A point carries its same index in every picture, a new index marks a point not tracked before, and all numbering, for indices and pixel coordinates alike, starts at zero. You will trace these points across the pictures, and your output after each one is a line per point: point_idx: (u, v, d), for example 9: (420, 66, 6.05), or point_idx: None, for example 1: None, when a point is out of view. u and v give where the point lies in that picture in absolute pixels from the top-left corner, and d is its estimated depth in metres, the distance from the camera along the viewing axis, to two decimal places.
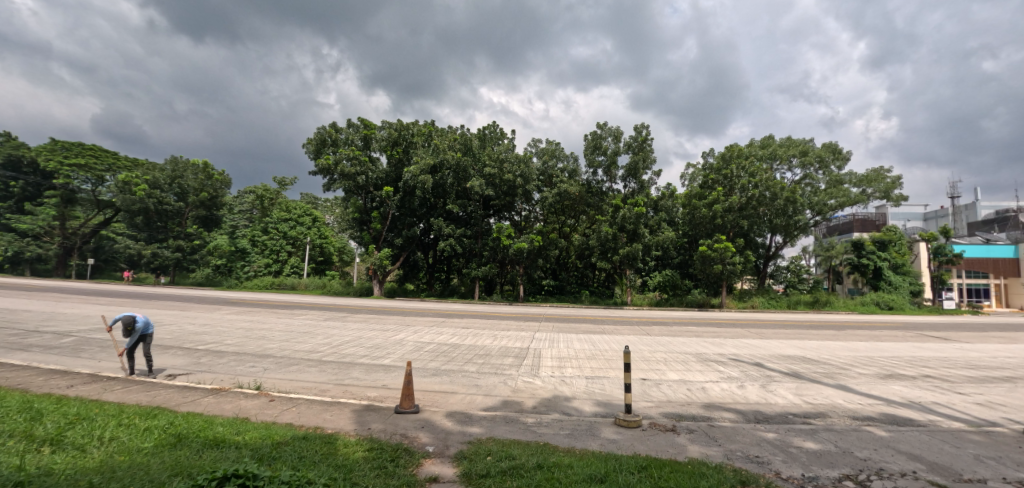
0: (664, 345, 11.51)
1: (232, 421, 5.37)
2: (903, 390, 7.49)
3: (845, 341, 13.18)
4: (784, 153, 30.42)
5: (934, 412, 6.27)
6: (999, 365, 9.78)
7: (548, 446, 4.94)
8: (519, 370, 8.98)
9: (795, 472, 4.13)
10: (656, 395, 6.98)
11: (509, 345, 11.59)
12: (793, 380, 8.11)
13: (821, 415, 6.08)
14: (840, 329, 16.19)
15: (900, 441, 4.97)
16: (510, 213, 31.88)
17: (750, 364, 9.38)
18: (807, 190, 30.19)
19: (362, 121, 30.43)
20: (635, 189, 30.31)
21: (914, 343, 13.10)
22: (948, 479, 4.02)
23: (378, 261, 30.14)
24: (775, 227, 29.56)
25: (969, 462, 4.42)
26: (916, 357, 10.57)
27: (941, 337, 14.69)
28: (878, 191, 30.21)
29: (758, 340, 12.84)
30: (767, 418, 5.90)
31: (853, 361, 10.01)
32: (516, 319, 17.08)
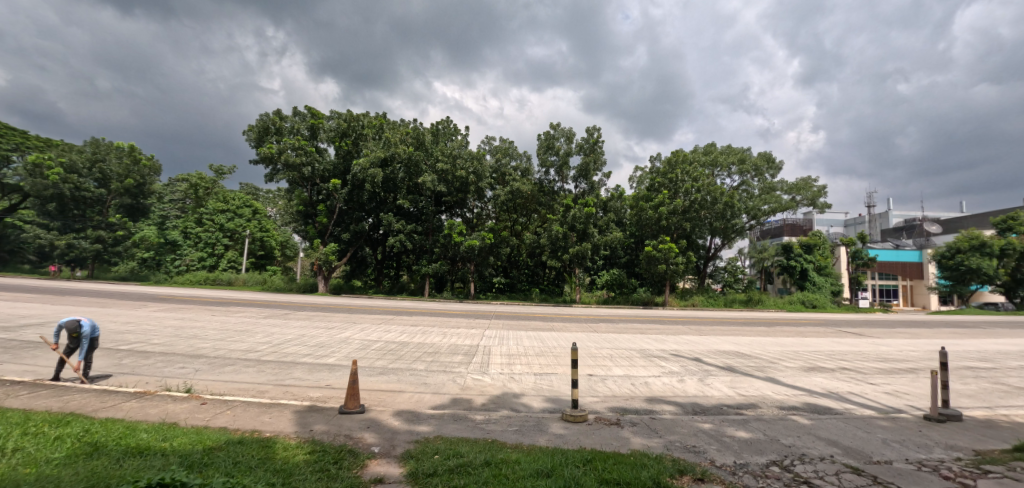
0: (610, 342, 11.85)
1: (158, 427, 4.97)
2: (823, 381, 8.15)
3: (774, 337, 14.15)
4: (725, 161, 32.16)
5: (849, 401, 6.87)
6: (903, 358, 10.88)
7: (496, 442, 4.95)
8: (468, 368, 8.93)
9: (727, 459, 4.37)
10: (601, 390, 7.17)
11: (459, 342, 11.50)
12: (727, 373, 8.60)
13: (751, 406, 6.50)
14: (770, 326, 17.39)
15: (820, 428, 5.40)
16: (462, 210, 31.64)
17: (689, 359, 9.85)
18: (744, 195, 32.11)
19: (309, 110, 29.13)
20: (586, 190, 31.09)
21: (833, 338, 14.28)
22: (859, 461, 4.40)
23: (324, 257, 28.90)
24: (714, 230, 31.04)
25: (878, 445, 4.87)
26: (835, 351, 11.52)
27: (856, 332, 16.12)
28: (806, 199, 32.59)
29: (697, 337, 13.52)
30: (704, 410, 6.23)
31: (781, 355, 10.76)
32: (466, 317, 16.97)
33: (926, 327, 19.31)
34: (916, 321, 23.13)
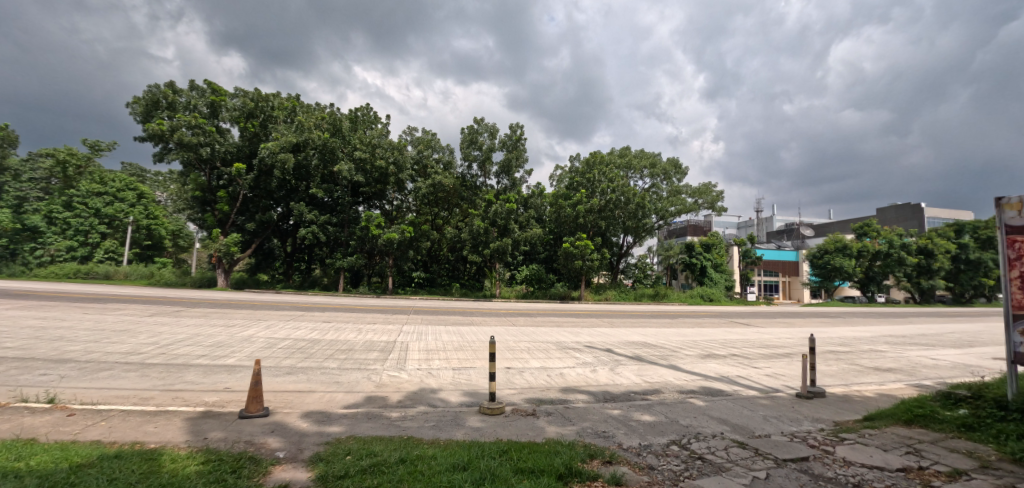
0: (528, 335, 12.13)
1: (7, 445, 4.21)
2: (716, 367, 9.02)
3: (676, 328, 15.39)
4: (638, 164, 34.27)
5: (737, 383, 7.67)
6: (780, 344, 12.37)
7: (412, 439, 4.85)
8: (384, 364, 8.66)
9: (633, 442, 4.66)
10: (519, 382, 7.32)
11: (375, 339, 11.10)
12: (635, 362, 9.19)
13: (655, 391, 7.01)
14: (673, 318, 18.87)
15: (713, 409, 5.96)
16: (381, 201, 30.56)
17: (601, 350, 10.38)
18: (654, 196, 34.49)
19: (209, 85, 26.39)
20: (507, 186, 31.49)
21: (725, 328, 15.85)
22: (744, 436, 4.92)
23: (224, 248, 26.36)
24: (627, 228, 32.93)
25: (759, 421, 5.48)
26: (727, 340, 12.80)
27: (744, 323, 18.03)
28: (706, 202, 35.73)
29: (609, 329, 14.30)
30: (614, 397, 6.60)
31: (682, 344, 11.73)
32: (384, 312, 16.42)
33: (799, 317, 22.16)
34: (792, 312, 26.35)
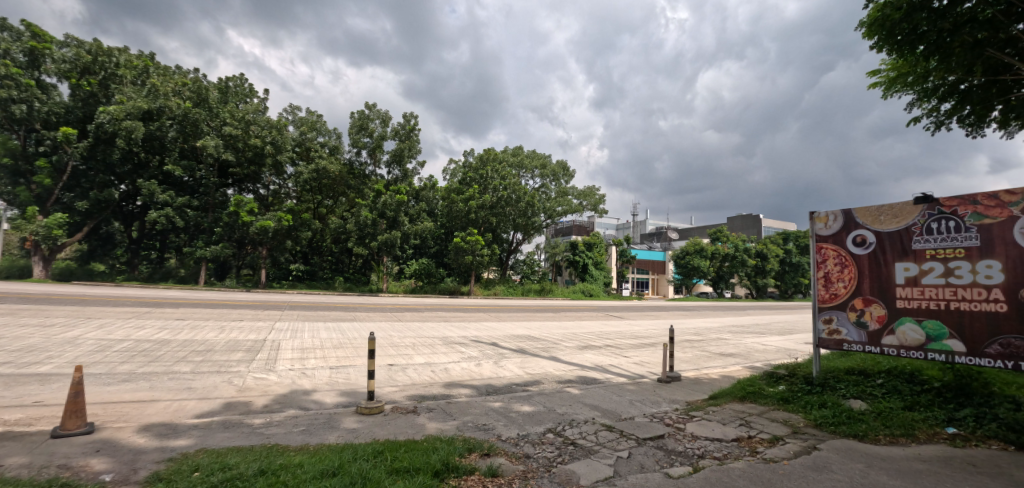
0: (415, 331, 11.85)
1: None
2: (592, 357, 9.69)
3: (558, 321, 16.25)
4: (529, 164, 35.53)
5: (608, 372, 8.31)
6: (646, 335, 13.75)
7: (276, 447, 4.38)
8: (250, 366, 7.76)
9: (512, 433, 4.75)
10: (402, 379, 7.07)
11: (240, 338, 9.92)
12: (519, 355, 9.47)
13: (536, 382, 7.28)
14: (556, 312, 19.92)
15: (586, 396, 6.37)
16: (255, 185, 27.45)
17: (488, 344, 10.52)
18: (543, 196, 36.10)
19: (27, 28, 21.51)
20: (399, 177, 30.60)
21: (601, 321, 17.16)
22: (612, 419, 5.32)
23: (41, 231, 21.59)
24: (517, 225, 33.77)
25: (626, 405, 5.98)
26: (602, 332, 13.86)
27: (617, 316, 19.71)
28: (589, 204, 38.28)
29: (496, 323, 14.58)
30: (496, 390, 6.70)
31: (563, 336, 12.39)
32: (253, 308, 14.79)
33: (662, 311, 24.87)
34: (657, 307, 29.49)
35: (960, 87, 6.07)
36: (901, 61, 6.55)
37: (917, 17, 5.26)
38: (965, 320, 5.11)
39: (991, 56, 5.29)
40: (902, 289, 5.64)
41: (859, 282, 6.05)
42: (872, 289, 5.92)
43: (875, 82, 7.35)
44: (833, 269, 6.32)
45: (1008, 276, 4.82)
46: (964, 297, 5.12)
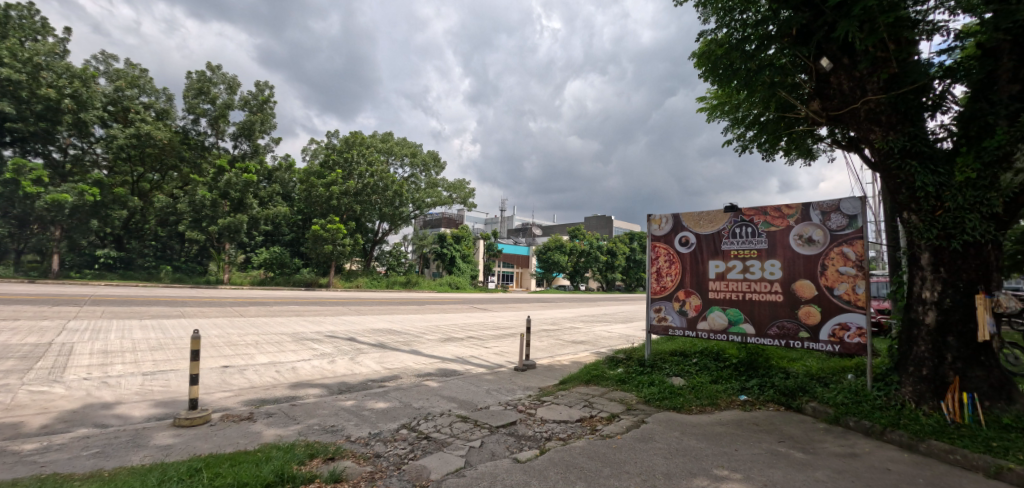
0: (258, 327, 10.58)
1: None
2: (453, 349, 9.73)
3: (421, 314, 16.04)
4: (399, 152, 34.39)
5: (468, 363, 8.42)
6: (507, 325, 14.34)
7: (50, 478, 3.47)
8: (20, 377, 6.08)
9: (363, 432, 4.49)
10: (237, 383, 6.22)
11: (8, 342, 7.73)
12: (378, 350, 9.07)
13: (394, 378, 7.03)
14: (419, 304, 19.67)
15: (445, 389, 6.35)
16: (44, 148, 21.72)
17: (344, 339, 9.87)
18: (413, 186, 35.43)
19: None
20: (247, 153, 27.55)
21: (465, 313, 17.42)
22: (468, 410, 5.38)
23: None
24: (383, 215, 32.52)
25: (482, 395, 6.12)
26: (465, 323, 14.06)
27: (480, 307, 20.21)
28: (459, 197, 38.48)
29: (355, 317, 13.79)
30: (350, 388, 6.30)
31: (426, 329, 12.27)
32: (31, 303, 11.69)
33: (523, 302, 26.26)
34: (520, 298, 31.08)
35: (759, 119, 7.42)
36: (720, 91, 7.76)
37: (733, 56, 6.28)
38: (754, 308, 6.30)
39: (780, 97, 6.56)
40: (713, 282, 6.73)
41: (682, 276, 7.06)
42: (691, 283, 6.95)
43: (702, 107, 8.61)
44: (663, 265, 7.27)
45: (784, 272, 6.05)
46: (755, 289, 6.30)
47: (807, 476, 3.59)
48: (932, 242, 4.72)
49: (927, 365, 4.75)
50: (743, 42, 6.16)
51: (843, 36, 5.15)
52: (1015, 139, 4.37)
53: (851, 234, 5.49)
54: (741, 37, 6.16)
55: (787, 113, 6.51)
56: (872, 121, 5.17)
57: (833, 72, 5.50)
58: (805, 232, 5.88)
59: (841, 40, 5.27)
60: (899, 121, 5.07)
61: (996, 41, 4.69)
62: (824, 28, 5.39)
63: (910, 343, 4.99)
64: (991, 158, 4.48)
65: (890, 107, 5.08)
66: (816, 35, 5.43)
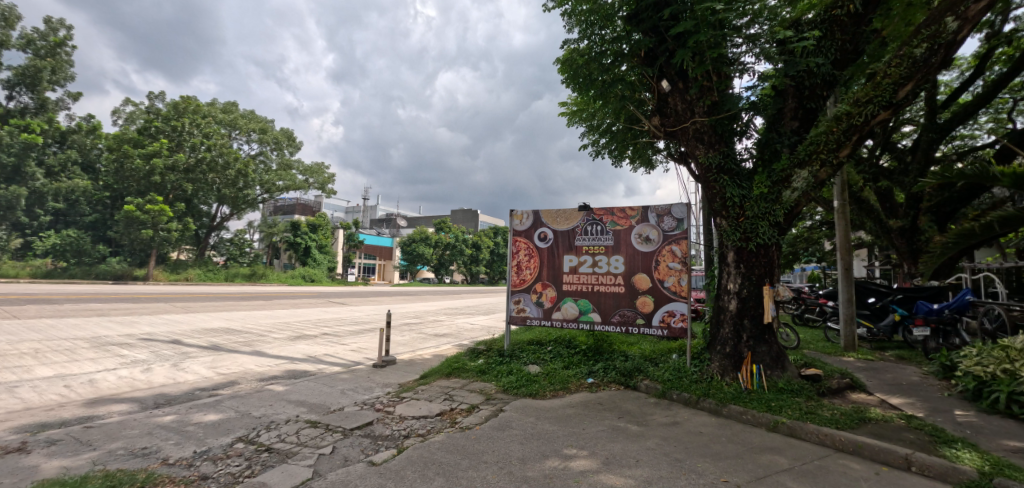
0: (38, 331, 8.41)
1: None
2: (304, 347, 8.94)
3: (267, 310, 14.53)
4: (245, 125, 31.85)
5: (321, 362, 7.81)
6: (366, 320, 13.74)
7: None
8: None
9: (186, 451, 3.83)
10: (1, 405, 4.81)
11: None
12: (210, 354, 7.88)
13: (230, 384, 6.16)
14: (266, 299, 17.88)
15: (292, 392, 5.76)
16: None
17: (164, 343, 8.37)
18: (260, 166, 32.98)
19: None
20: (21, 108, 26.53)
21: (319, 308, 16.26)
22: (319, 414, 4.96)
23: None
24: (222, 197, 30.94)
25: (336, 396, 5.70)
26: (319, 319, 13.09)
27: (337, 301, 19.09)
28: (317, 182, 35.48)
29: (181, 315, 11.87)
30: (171, 400, 5.34)
31: (272, 327, 11.07)
32: None
33: (385, 295, 25.61)
34: (381, 291, 30.36)
35: (610, 129, 8.20)
36: (579, 99, 8.39)
37: (592, 67, 6.82)
38: (601, 299, 6.97)
39: (629, 110, 7.34)
40: (567, 276, 7.27)
41: (540, 270, 7.50)
42: (548, 276, 7.42)
43: (564, 112, 9.22)
44: (523, 259, 7.64)
45: (625, 267, 6.80)
46: (602, 281, 6.97)
47: (640, 446, 4.10)
48: (736, 243, 5.72)
49: (729, 344, 5.78)
50: (601, 57, 6.73)
51: (680, 63, 5.97)
52: (793, 164, 5.52)
53: (679, 235, 6.38)
54: (599, 51, 6.72)
55: (633, 126, 7.31)
56: (698, 139, 6.08)
57: (671, 93, 6.32)
58: (643, 232, 6.68)
59: (678, 67, 6.10)
60: (716, 141, 6.03)
61: (784, 85, 5.88)
62: (665, 54, 6.18)
63: (717, 326, 6.01)
64: (777, 177, 5.61)
65: (711, 128, 6.03)
66: (660, 59, 6.20)
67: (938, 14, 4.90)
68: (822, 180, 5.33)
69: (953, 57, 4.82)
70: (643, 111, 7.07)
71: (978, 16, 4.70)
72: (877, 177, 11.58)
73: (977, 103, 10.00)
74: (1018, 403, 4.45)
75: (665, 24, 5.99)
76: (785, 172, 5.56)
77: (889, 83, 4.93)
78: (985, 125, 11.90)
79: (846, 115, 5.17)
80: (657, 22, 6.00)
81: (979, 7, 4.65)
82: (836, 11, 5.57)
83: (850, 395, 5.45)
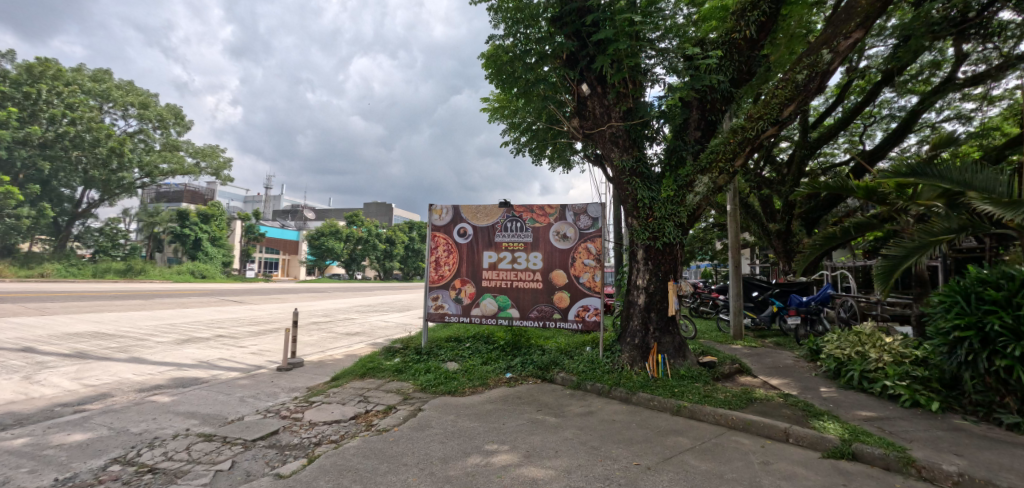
0: None
1: None
2: (196, 352, 8.02)
3: (150, 310, 12.84)
4: (120, 98, 27.80)
5: (216, 367, 7.04)
6: (270, 320, 12.70)
7: None
8: None
9: (43, 479, 3.22)
10: None
11: None
12: (73, 362, 6.76)
13: (100, 397, 5.32)
14: (147, 298, 15.81)
15: (180, 403, 5.12)
16: None
17: (10, 351, 7.03)
18: (140, 146, 29.10)
19: None
20: None
21: (214, 307, 14.72)
22: (215, 426, 4.46)
23: None
24: (89, 180, 27.30)
25: (235, 405, 5.17)
26: (213, 320, 11.85)
27: (236, 300, 17.44)
28: (210, 167, 31.92)
29: (34, 318, 10.06)
30: (20, 420, 4.47)
31: (154, 330, 9.76)
32: None
33: (291, 292, 23.90)
34: (287, 288, 28.30)
35: (531, 127, 8.34)
36: (502, 96, 8.44)
37: (516, 65, 6.87)
38: (520, 295, 7.08)
39: (549, 111, 7.51)
40: (486, 272, 7.28)
41: (459, 266, 7.43)
42: (467, 272, 7.38)
43: (485, 108, 9.20)
44: (442, 254, 7.51)
45: (544, 263, 6.97)
46: (521, 278, 7.09)
47: (559, 437, 4.22)
48: (645, 242, 6.11)
49: (638, 335, 6.17)
50: (525, 56, 6.82)
51: (599, 69, 6.24)
52: (696, 171, 6.04)
53: (594, 233, 6.69)
54: (523, 49, 6.80)
55: (553, 126, 7.49)
56: (613, 143, 6.40)
57: (590, 97, 6.58)
58: (561, 229, 6.89)
59: (598, 73, 6.37)
60: (630, 145, 6.39)
61: (690, 98, 6.40)
62: (586, 59, 6.42)
63: (627, 320, 6.39)
64: (682, 182, 6.10)
65: (625, 133, 6.38)
66: (580, 63, 6.41)
67: (816, 46, 5.61)
68: (720, 186, 5.89)
69: (826, 84, 5.57)
70: (563, 112, 7.27)
71: (846, 51, 5.46)
72: (760, 186, 13.12)
73: (838, 126, 11.70)
74: (866, 379, 5.30)
75: (587, 30, 6.24)
76: (689, 178, 6.06)
77: (777, 102, 5.56)
78: (843, 145, 13.99)
79: (741, 129, 5.76)
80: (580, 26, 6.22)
81: (847, 43, 5.41)
82: (735, 34, 6.17)
83: (739, 379, 6.11)
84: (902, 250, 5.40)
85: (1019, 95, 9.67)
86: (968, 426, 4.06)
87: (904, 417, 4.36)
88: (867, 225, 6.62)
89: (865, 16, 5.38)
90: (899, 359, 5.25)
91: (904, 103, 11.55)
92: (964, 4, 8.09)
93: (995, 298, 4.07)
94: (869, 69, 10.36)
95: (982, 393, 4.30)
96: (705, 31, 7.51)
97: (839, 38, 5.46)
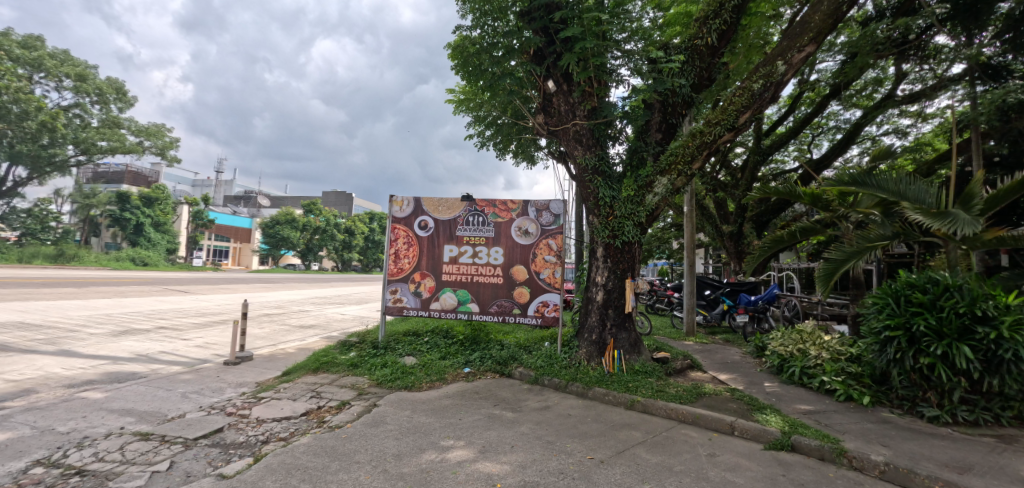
0: None
1: None
2: (133, 345, 7.52)
3: (82, 299, 11.93)
4: (54, 69, 25.52)
5: (155, 361, 6.62)
6: (217, 311, 12.09)
7: None
8: None
9: None
10: None
11: None
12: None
13: (23, 393, 4.90)
14: (79, 286, 14.69)
15: (113, 400, 4.78)
16: None
17: None
18: (74, 122, 26.88)
19: None
20: None
21: (155, 297, 13.89)
22: (153, 424, 4.19)
23: None
24: (14, 156, 25.15)
25: (176, 401, 4.87)
26: (155, 310, 11.17)
27: (180, 289, 16.52)
28: (155, 147, 29.91)
29: None
30: None
31: (87, 321, 9.08)
32: None
33: (240, 283, 22.88)
34: (237, 278, 27.18)
35: (496, 121, 8.31)
36: (468, 88, 8.33)
37: (483, 58, 6.79)
38: (480, 289, 7.05)
39: (515, 106, 7.46)
40: (446, 266, 7.20)
41: (419, 260, 7.31)
42: (427, 265, 7.27)
43: (450, 99, 9.11)
44: (401, 247, 7.37)
45: (504, 258, 6.97)
46: (481, 272, 7.06)
47: (515, 432, 4.24)
48: (605, 239, 6.22)
49: (595, 331, 6.27)
50: (491, 49, 6.75)
51: (565, 67, 6.27)
52: (655, 172, 6.18)
53: (555, 229, 6.74)
54: (490, 42, 6.71)
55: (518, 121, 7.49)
56: (577, 141, 6.47)
57: (556, 93, 6.60)
58: (523, 225, 6.91)
59: (564, 70, 6.39)
60: (593, 144, 6.46)
61: (652, 99, 6.53)
62: (553, 56, 6.46)
63: (585, 315, 6.49)
64: (642, 182, 6.18)
65: (589, 131, 6.45)
66: (547, 59, 6.45)
67: (772, 56, 5.82)
68: (678, 188, 6.05)
69: (780, 94, 5.80)
70: (528, 107, 7.25)
71: (798, 64, 5.70)
72: (716, 188, 13.66)
73: (789, 135, 12.28)
74: (806, 374, 5.62)
75: (555, 27, 6.30)
76: (648, 178, 6.18)
77: (733, 109, 5.76)
78: (793, 153, 14.70)
79: (700, 132, 5.93)
80: (548, 23, 6.28)
81: (800, 56, 5.66)
82: (697, 40, 6.31)
83: (690, 374, 6.33)
84: (842, 255, 5.70)
85: (949, 114, 10.45)
86: (895, 418, 4.38)
87: (837, 410, 4.67)
88: (811, 230, 6.96)
89: (817, 32, 5.64)
90: (836, 356, 5.60)
91: (849, 117, 12.22)
92: (906, 27, 8.69)
93: (922, 300, 4.42)
94: (818, 82, 10.83)
95: (908, 388, 4.64)
96: (669, 35, 7.68)
97: (793, 50, 5.70)
